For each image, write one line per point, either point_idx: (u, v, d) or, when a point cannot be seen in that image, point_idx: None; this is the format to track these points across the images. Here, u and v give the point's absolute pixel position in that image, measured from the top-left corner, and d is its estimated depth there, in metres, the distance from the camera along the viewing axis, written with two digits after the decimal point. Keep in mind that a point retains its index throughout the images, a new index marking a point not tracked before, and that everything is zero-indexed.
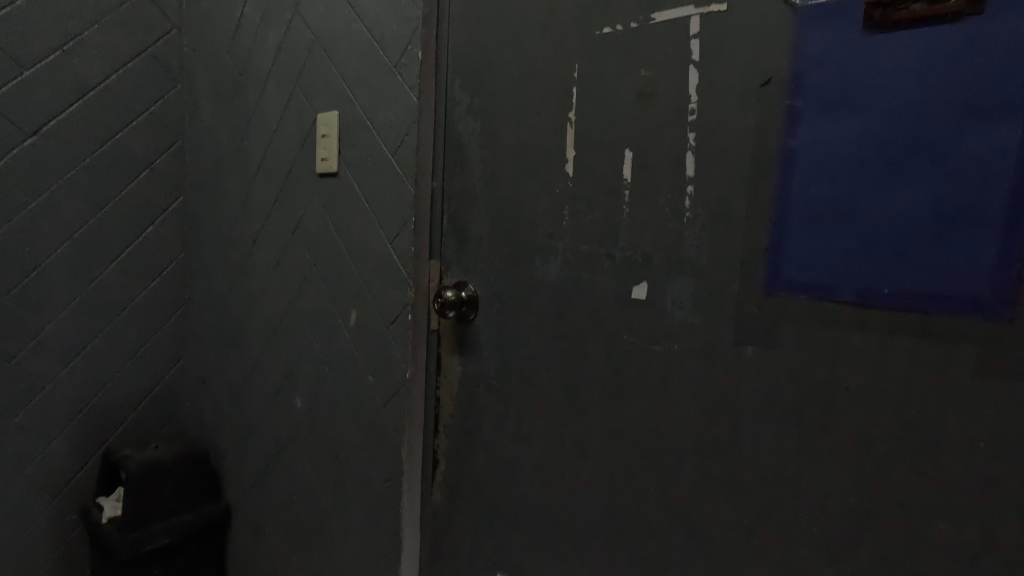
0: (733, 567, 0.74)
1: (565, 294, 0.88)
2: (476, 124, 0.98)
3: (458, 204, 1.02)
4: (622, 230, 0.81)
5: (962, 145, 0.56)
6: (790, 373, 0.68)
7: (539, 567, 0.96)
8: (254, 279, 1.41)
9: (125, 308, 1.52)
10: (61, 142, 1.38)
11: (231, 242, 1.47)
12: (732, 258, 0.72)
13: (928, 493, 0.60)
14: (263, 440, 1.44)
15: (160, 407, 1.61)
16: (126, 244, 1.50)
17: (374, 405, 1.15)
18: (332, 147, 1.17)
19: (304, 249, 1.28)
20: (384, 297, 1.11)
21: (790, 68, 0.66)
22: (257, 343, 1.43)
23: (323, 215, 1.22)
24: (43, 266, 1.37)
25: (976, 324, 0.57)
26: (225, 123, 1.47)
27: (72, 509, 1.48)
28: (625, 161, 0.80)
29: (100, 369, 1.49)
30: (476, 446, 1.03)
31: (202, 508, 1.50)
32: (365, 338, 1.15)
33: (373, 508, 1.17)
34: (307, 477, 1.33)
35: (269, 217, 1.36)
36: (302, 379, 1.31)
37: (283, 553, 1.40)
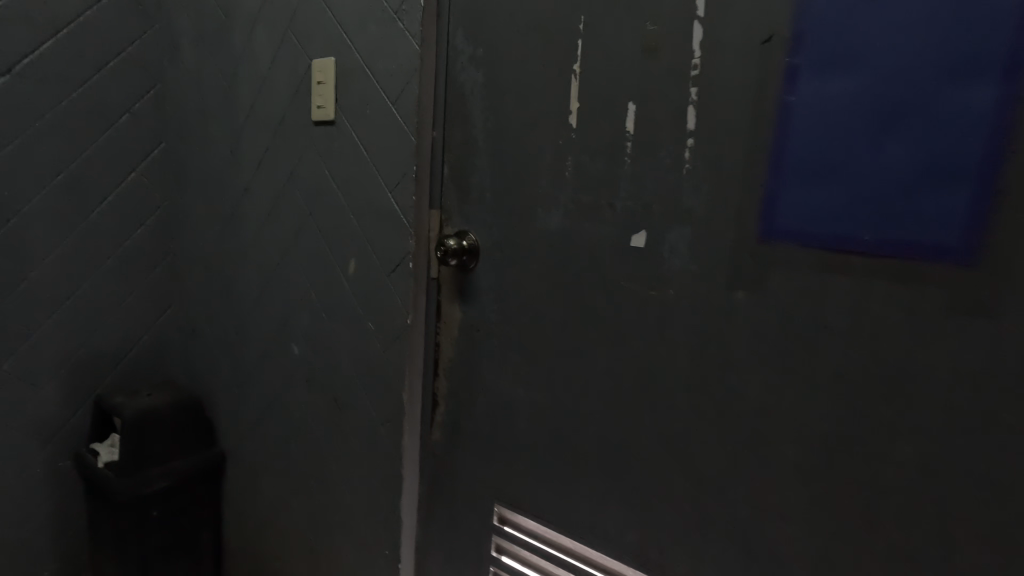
0: (717, 490, 0.82)
1: (565, 242, 0.92)
2: (478, 74, 0.99)
3: (459, 155, 1.04)
4: (623, 182, 0.85)
5: (946, 104, 0.62)
6: (777, 315, 0.74)
7: (535, 498, 1.03)
8: (246, 228, 1.41)
9: (111, 256, 1.50)
10: (35, 82, 1.32)
11: (220, 191, 1.46)
12: (727, 209, 0.77)
13: (894, 419, 0.68)
14: (259, 387, 1.46)
15: (150, 357, 1.62)
16: (108, 191, 1.47)
17: (373, 351, 1.19)
18: (329, 95, 1.16)
19: (299, 198, 1.28)
20: (384, 246, 1.13)
21: (791, 27, 0.70)
22: (251, 293, 1.44)
23: (319, 164, 1.22)
24: (23, 212, 1.34)
25: (946, 268, 0.64)
26: (209, 67, 1.43)
27: (66, 456, 1.50)
28: (629, 114, 0.83)
29: (88, 318, 1.48)
30: (475, 388, 1.09)
31: (197, 453, 1.54)
32: (364, 286, 1.18)
33: (374, 448, 1.23)
34: (305, 422, 1.37)
35: (260, 166, 1.35)
36: (299, 327, 1.34)
37: (282, 495, 1.45)
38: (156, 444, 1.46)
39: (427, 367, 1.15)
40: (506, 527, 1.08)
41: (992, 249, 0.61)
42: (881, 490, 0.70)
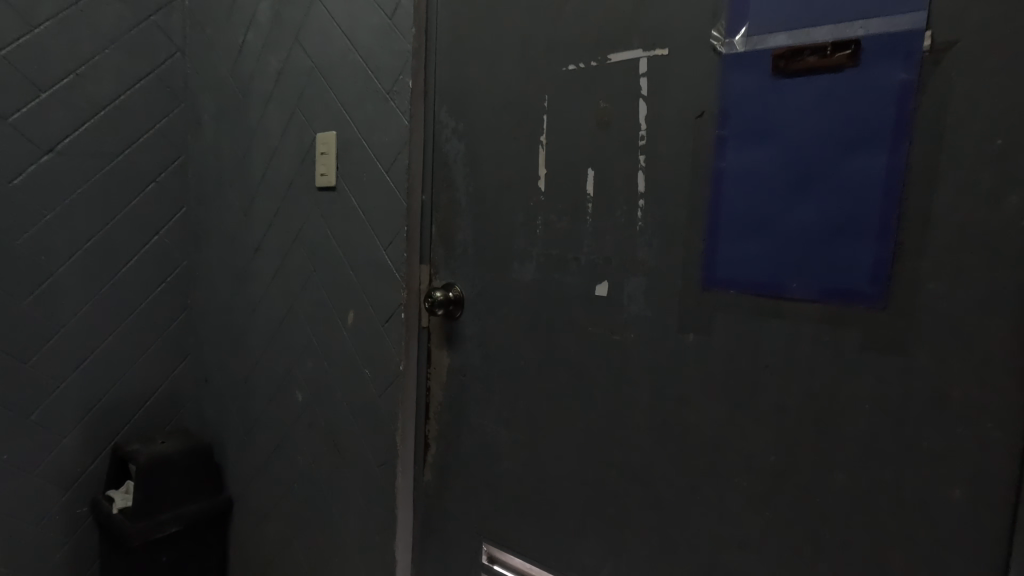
0: (682, 521, 0.88)
1: (539, 292, 1.02)
2: (461, 145, 1.11)
3: (445, 215, 1.15)
4: (586, 237, 0.95)
5: (847, 168, 0.71)
6: (723, 355, 0.82)
7: (520, 534, 1.09)
8: (257, 283, 1.53)
9: (133, 312, 1.62)
10: (73, 157, 1.48)
11: (234, 249, 1.59)
12: (676, 261, 0.86)
13: (830, 449, 0.75)
14: (265, 432, 1.55)
15: (166, 405, 1.72)
16: (133, 252, 1.61)
17: (370, 396, 1.27)
18: (331, 164, 1.29)
19: (304, 255, 1.40)
20: (379, 299, 1.23)
21: (718, 104, 0.80)
22: (260, 343, 1.54)
23: (322, 224, 1.35)
24: (57, 274, 1.47)
25: (860, 310, 0.71)
26: (227, 139, 1.59)
27: (84, 502, 1.58)
28: (589, 178, 0.94)
29: (110, 370, 1.59)
30: (463, 429, 1.16)
31: (206, 498, 1.61)
32: (362, 335, 1.28)
33: (371, 489, 1.29)
34: (308, 466, 1.44)
35: (270, 227, 1.48)
36: (303, 375, 1.43)
37: (285, 538, 1.51)
38: (168, 490, 1.53)
39: (419, 411, 1.23)
40: (495, 565, 1.13)
41: (897, 294, 0.69)
42: (826, 517, 0.75)
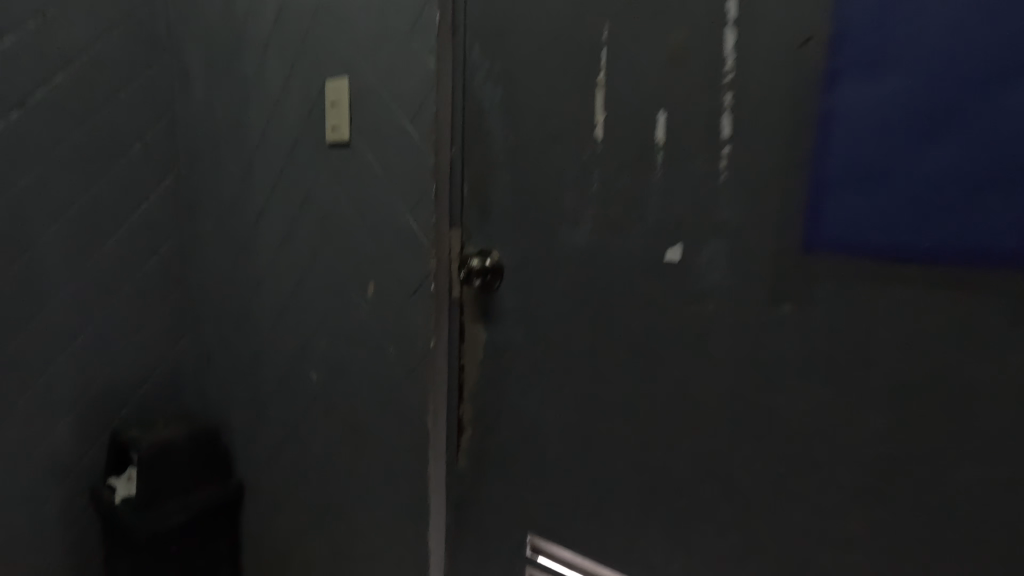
0: (767, 515, 0.78)
1: (594, 259, 0.89)
2: (498, 90, 0.96)
3: (479, 172, 1.01)
4: (654, 194, 0.82)
5: (1001, 103, 0.58)
6: (826, 329, 0.71)
7: (569, 526, 0.99)
8: (261, 254, 1.39)
9: (124, 288, 1.48)
10: (47, 114, 1.31)
11: (233, 216, 1.44)
12: (768, 219, 0.73)
13: (960, 439, 0.64)
14: (276, 414, 1.43)
15: (165, 387, 1.59)
16: (120, 221, 1.45)
17: (395, 376, 1.16)
18: (343, 117, 1.14)
19: (315, 222, 1.26)
20: (403, 269, 1.10)
21: (831, 28, 0.66)
22: (267, 320, 1.41)
23: (334, 186, 1.20)
24: (37, 246, 1.32)
25: (1008, 277, 0.60)
26: (219, 92, 1.42)
27: (82, 493, 1.47)
28: (660, 124, 0.80)
29: (102, 351, 1.46)
30: (502, 411, 1.05)
31: (215, 486, 1.50)
32: (385, 309, 1.15)
33: (398, 476, 1.18)
34: (325, 450, 1.33)
35: (273, 190, 1.33)
36: (317, 353, 1.31)
37: (303, 526, 1.41)
38: (173, 479, 1.43)
39: (451, 393, 1.11)
40: (539, 557, 1.04)
41: None
42: (950, 515, 0.65)
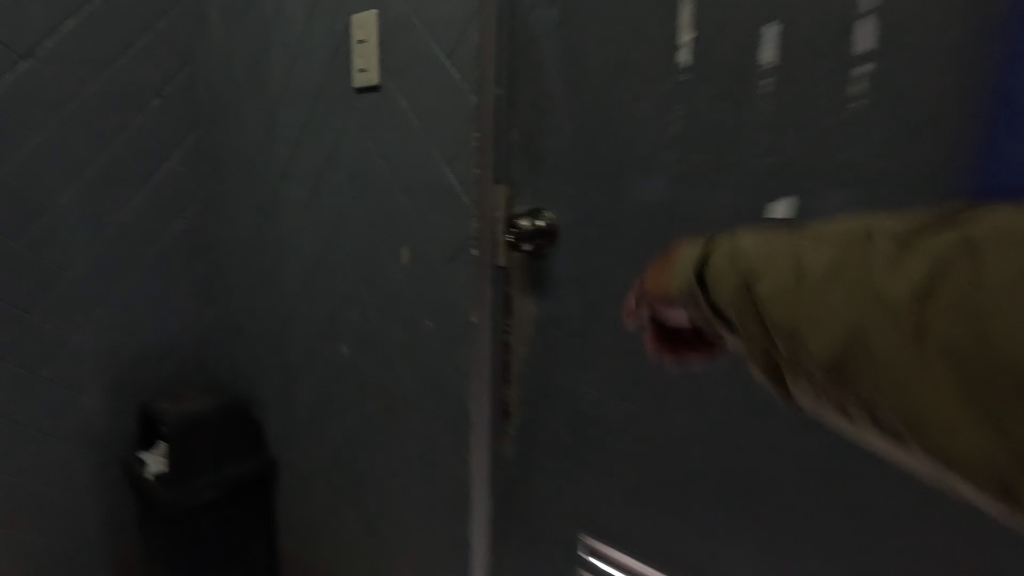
0: (877, 530, 0.66)
1: (672, 217, 0.73)
2: (553, 13, 0.80)
3: (532, 114, 0.85)
4: (754, 133, 0.65)
5: None
6: None
7: (633, 525, 0.87)
8: (287, 217, 1.27)
9: (148, 254, 1.40)
10: (58, 65, 1.21)
11: (258, 175, 1.32)
12: (918, 161, 0.56)
13: None
14: (308, 389, 1.34)
15: (194, 359, 1.51)
16: (141, 182, 1.36)
17: (433, 351, 1.04)
18: (373, 57, 1.00)
19: (343, 179, 1.12)
20: (442, 232, 0.97)
21: None
22: (296, 289, 1.30)
23: (364, 137, 1.06)
24: (55, 210, 1.25)
25: None
26: (240, 37, 1.29)
27: (114, 466, 1.42)
28: (768, 40, 0.63)
29: (129, 320, 1.39)
30: (555, 393, 0.92)
31: (248, 461, 1.44)
32: (421, 277, 1.02)
33: (437, 460, 1.08)
34: (359, 429, 1.23)
35: (299, 146, 1.20)
36: (347, 325, 1.19)
37: (338, 506, 1.33)
38: (204, 454, 1.37)
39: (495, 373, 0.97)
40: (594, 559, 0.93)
41: None
42: None
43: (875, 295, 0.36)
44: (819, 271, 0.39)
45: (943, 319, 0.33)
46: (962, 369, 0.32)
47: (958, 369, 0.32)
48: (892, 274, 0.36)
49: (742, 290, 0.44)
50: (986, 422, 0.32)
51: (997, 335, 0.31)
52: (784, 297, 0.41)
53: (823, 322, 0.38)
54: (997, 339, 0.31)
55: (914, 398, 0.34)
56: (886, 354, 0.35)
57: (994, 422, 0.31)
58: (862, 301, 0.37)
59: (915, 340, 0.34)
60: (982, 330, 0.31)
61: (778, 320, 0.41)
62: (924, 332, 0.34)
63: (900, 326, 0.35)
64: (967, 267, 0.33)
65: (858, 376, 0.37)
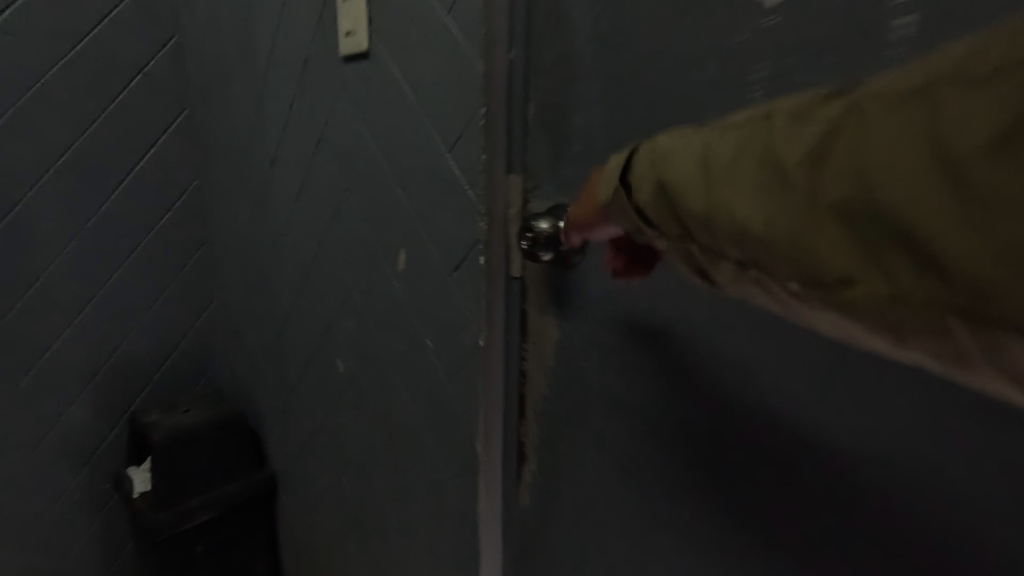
0: None
1: None
2: None
3: (556, 87, 0.67)
4: None
5: None
6: None
7: None
8: (277, 211, 1.12)
9: (135, 250, 1.28)
10: (24, 41, 1.09)
11: (248, 163, 1.17)
12: None
13: None
14: (304, 405, 1.19)
15: (193, 363, 1.40)
16: (125, 171, 1.23)
17: (435, 378, 0.86)
18: (360, 16, 0.81)
19: (333, 167, 0.95)
20: (443, 234, 0.78)
21: None
22: (288, 292, 1.15)
23: (353, 117, 0.88)
24: (25, 201, 1.13)
25: None
26: (224, 4, 1.13)
27: (106, 479, 1.32)
28: None
29: (117, 323, 1.28)
30: (581, 437, 0.74)
31: (244, 478, 1.31)
32: (419, 287, 0.84)
33: (440, 505, 0.91)
34: (358, 456, 1.07)
35: (286, 128, 1.04)
36: (342, 338, 1.03)
37: (338, 537, 1.18)
38: (194, 471, 1.25)
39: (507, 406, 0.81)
40: None
41: None
42: None
43: (770, 159, 0.30)
44: (722, 147, 0.34)
45: (827, 188, 0.27)
46: (834, 227, 0.27)
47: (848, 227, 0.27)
48: (782, 143, 0.30)
49: (650, 177, 0.38)
50: (876, 282, 0.26)
51: (885, 178, 0.25)
52: (686, 175, 0.35)
53: (717, 197, 0.33)
54: (881, 183, 0.25)
55: (810, 271, 0.28)
56: (775, 222, 0.29)
57: (892, 293, 0.25)
58: (754, 168, 0.31)
59: (805, 201, 0.28)
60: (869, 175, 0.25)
61: (675, 204, 0.36)
62: (812, 191, 0.28)
63: (791, 188, 0.29)
64: (853, 126, 0.27)
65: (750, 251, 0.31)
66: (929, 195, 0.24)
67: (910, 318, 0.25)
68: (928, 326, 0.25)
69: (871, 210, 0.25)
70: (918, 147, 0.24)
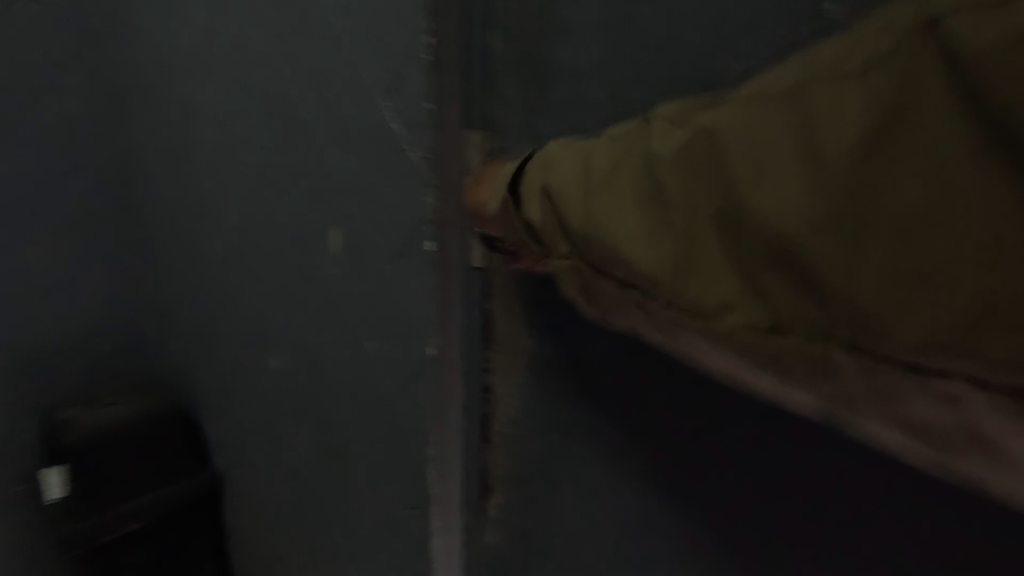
0: None
1: None
2: None
3: (532, 9, 0.48)
4: None
5: None
6: None
7: None
8: (198, 176, 0.92)
9: (40, 219, 1.08)
10: None
11: (164, 113, 0.96)
12: None
13: None
14: (241, 403, 1.01)
15: (122, 347, 1.22)
16: (17, 123, 1.02)
17: (378, 389, 0.69)
18: None
19: (254, 119, 0.75)
20: (381, 211, 0.60)
21: None
22: (216, 273, 0.96)
23: (272, 53, 0.68)
24: None
25: None
26: None
27: (20, 481, 1.16)
28: None
29: (21, 303, 1.09)
30: (563, 468, 0.60)
31: (181, 481, 1.13)
32: (356, 277, 0.66)
33: (390, 536, 0.75)
34: (298, 467, 0.91)
35: (200, 69, 0.83)
36: (276, 330, 0.85)
37: (283, 552, 1.03)
38: (119, 476, 1.08)
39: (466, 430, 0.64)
40: None
41: None
42: None
43: (650, 164, 0.32)
44: (605, 160, 0.35)
45: (701, 198, 0.29)
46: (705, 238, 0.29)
47: (722, 236, 0.29)
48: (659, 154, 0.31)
49: (535, 176, 0.40)
50: (743, 280, 0.28)
51: (765, 184, 0.26)
52: (572, 180, 0.36)
53: (598, 200, 0.34)
54: (758, 189, 0.27)
55: (684, 274, 0.30)
56: (652, 220, 0.31)
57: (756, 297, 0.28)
58: (633, 170, 0.33)
59: (694, 208, 0.29)
60: (741, 183, 0.27)
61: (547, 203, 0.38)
62: (690, 199, 0.30)
63: (663, 190, 0.31)
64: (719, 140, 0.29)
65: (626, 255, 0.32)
66: (804, 206, 0.25)
67: (770, 325, 0.28)
68: (782, 331, 0.28)
69: (745, 217, 0.27)
70: (798, 158, 0.26)
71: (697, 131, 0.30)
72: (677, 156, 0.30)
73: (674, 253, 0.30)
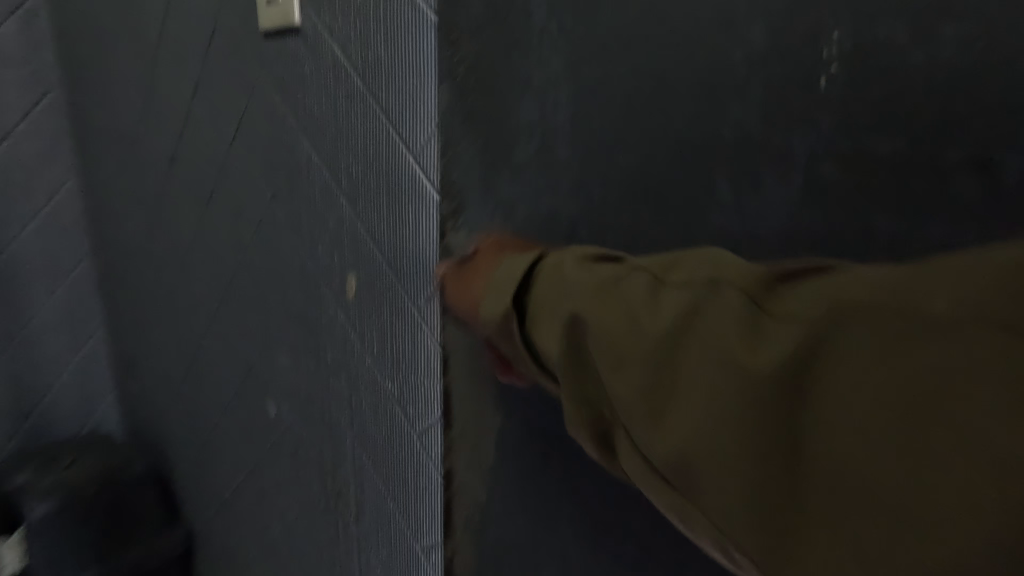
0: None
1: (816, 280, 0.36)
2: None
3: (525, 71, 0.49)
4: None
5: None
6: None
7: None
8: (184, 223, 0.90)
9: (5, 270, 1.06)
10: None
11: (141, 163, 0.95)
12: None
13: None
14: (226, 452, 0.98)
15: (90, 398, 1.19)
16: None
17: (391, 432, 0.70)
18: None
19: (255, 171, 0.76)
20: (403, 258, 0.62)
21: None
22: (203, 320, 0.93)
23: (279, 108, 0.70)
24: None
25: None
26: None
27: None
28: None
29: None
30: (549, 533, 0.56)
31: (154, 539, 1.08)
32: (369, 323, 0.68)
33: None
34: (296, 514, 0.89)
35: (192, 118, 0.83)
36: (272, 375, 0.84)
37: None
38: (84, 542, 1.01)
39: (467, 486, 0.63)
40: None
41: None
42: None
43: (728, 356, 0.26)
44: (662, 326, 0.29)
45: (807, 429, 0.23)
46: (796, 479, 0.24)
47: (814, 462, 0.23)
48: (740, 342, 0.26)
49: (557, 302, 0.34)
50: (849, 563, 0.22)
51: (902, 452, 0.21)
52: (615, 337, 0.30)
53: (660, 386, 0.28)
54: (868, 418, 0.22)
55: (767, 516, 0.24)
56: (728, 437, 0.25)
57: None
58: (707, 359, 0.27)
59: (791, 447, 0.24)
60: (850, 421, 0.22)
61: (585, 347, 0.32)
62: (782, 425, 0.24)
63: (750, 398, 0.25)
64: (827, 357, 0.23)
65: (678, 449, 0.27)
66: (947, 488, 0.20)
67: None
68: None
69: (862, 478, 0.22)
70: (948, 442, 0.20)
71: (798, 331, 0.24)
72: (774, 360, 0.24)
73: (746, 482, 0.25)
